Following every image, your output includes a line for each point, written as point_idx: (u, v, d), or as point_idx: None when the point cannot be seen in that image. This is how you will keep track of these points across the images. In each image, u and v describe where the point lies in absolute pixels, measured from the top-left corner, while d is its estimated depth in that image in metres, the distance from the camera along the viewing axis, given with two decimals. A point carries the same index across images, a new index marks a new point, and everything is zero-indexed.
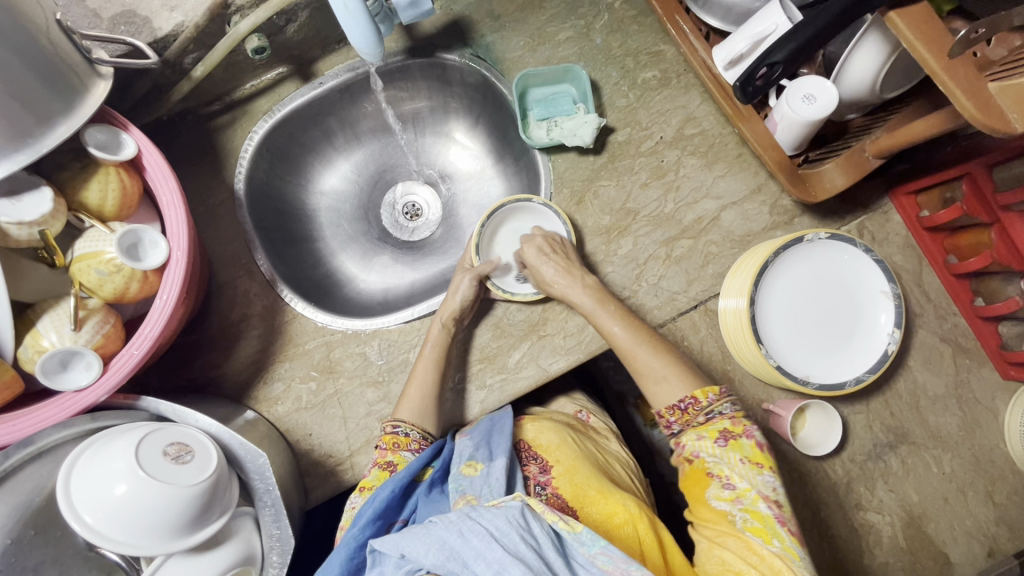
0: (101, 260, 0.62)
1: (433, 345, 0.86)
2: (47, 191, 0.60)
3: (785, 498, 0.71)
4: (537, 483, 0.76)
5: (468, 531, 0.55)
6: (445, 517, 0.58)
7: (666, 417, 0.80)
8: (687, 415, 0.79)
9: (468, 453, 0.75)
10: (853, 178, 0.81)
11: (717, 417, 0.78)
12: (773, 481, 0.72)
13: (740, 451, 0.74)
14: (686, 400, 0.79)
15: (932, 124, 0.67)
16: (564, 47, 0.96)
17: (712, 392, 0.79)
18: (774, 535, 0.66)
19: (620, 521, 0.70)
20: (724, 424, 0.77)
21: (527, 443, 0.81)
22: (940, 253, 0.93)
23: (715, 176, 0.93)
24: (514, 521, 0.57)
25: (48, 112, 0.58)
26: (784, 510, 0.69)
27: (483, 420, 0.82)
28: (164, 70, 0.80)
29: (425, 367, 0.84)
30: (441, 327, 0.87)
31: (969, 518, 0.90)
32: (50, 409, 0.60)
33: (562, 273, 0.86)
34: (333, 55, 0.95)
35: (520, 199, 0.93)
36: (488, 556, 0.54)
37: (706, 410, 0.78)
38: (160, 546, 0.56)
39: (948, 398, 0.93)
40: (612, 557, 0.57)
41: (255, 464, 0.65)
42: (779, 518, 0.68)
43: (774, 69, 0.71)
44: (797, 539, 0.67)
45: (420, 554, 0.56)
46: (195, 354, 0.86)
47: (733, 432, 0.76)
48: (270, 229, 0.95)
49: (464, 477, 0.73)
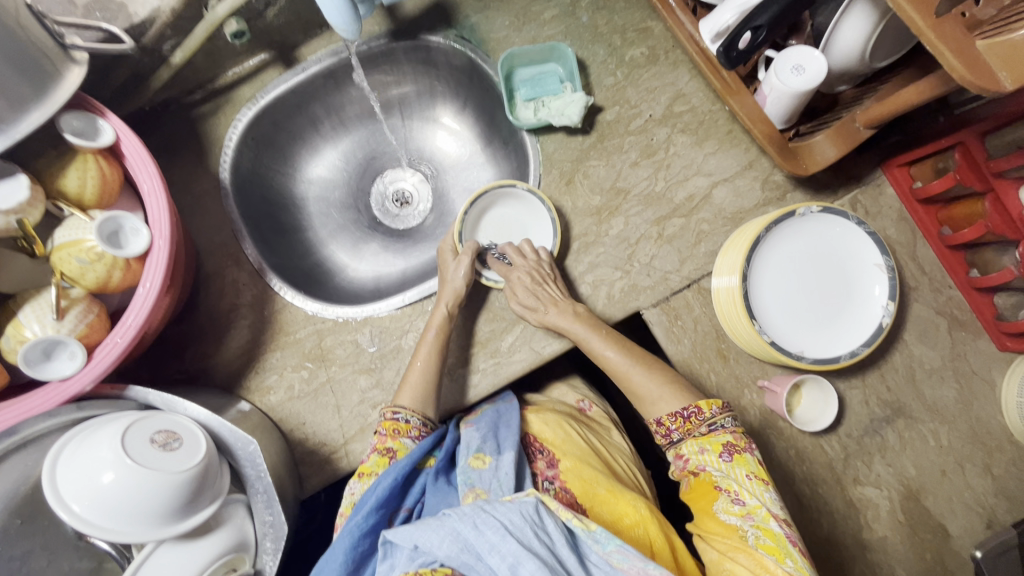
0: (81, 248, 0.61)
1: (434, 331, 0.84)
2: (23, 178, 0.59)
3: (791, 516, 0.71)
4: (545, 479, 0.75)
5: (483, 523, 0.55)
6: (458, 509, 0.58)
7: (666, 425, 0.78)
8: (689, 424, 0.77)
9: (475, 446, 0.75)
10: (844, 150, 0.80)
11: (720, 429, 0.76)
12: (779, 499, 0.72)
13: (746, 467, 0.74)
14: (689, 409, 0.77)
15: (921, 91, 0.66)
16: (550, 26, 0.94)
17: (716, 404, 0.77)
18: (787, 554, 0.66)
19: (631, 522, 0.70)
20: (728, 437, 0.75)
21: (533, 438, 0.80)
22: (934, 225, 0.92)
23: (705, 153, 0.92)
24: (528, 517, 0.57)
25: (21, 98, 0.57)
26: (793, 530, 0.69)
27: (489, 412, 0.83)
28: (142, 57, 0.79)
29: (429, 363, 0.83)
30: (444, 311, 0.85)
31: (967, 490, 0.90)
32: (34, 399, 0.58)
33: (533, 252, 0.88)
34: (316, 40, 0.94)
35: (504, 184, 0.91)
36: (502, 548, 0.53)
37: (709, 421, 0.76)
38: (151, 533, 0.56)
39: (944, 370, 0.92)
40: (627, 556, 0.57)
41: (245, 452, 0.64)
42: (790, 537, 0.67)
43: (757, 34, 0.70)
44: (808, 559, 0.66)
45: (433, 546, 0.56)
46: (185, 344, 0.86)
47: (737, 446, 0.75)
48: (257, 219, 0.94)
49: (473, 470, 0.72)
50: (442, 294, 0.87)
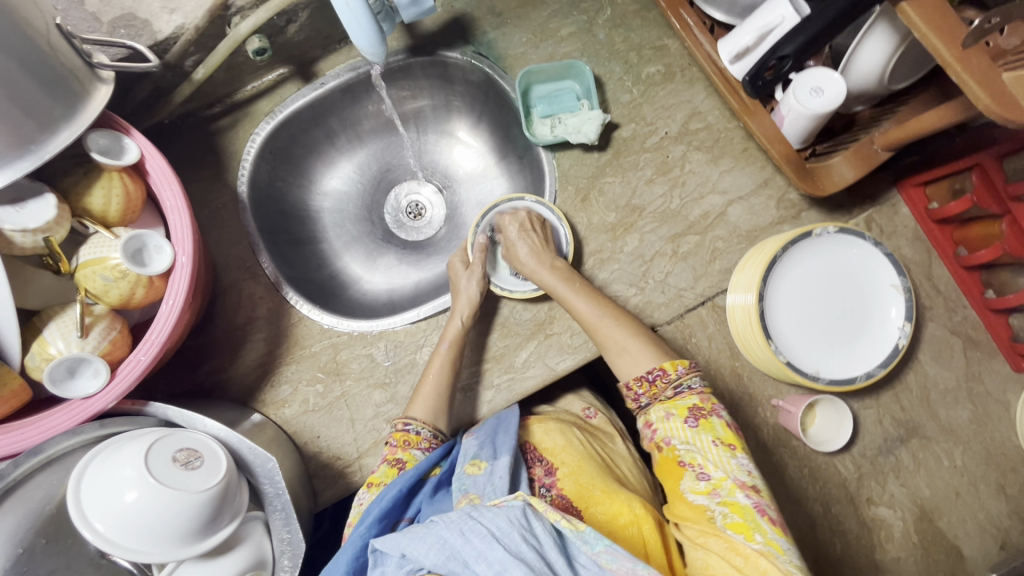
0: (106, 266, 0.61)
1: (448, 345, 0.84)
2: (51, 198, 0.59)
3: (762, 482, 0.69)
4: (542, 485, 0.76)
5: (469, 531, 0.55)
6: (445, 516, 0.58)
7: (634, 389, 0.79)
8: (655, 388, 0.78)
9: (472, 452, 0.75)
10: (863, 172, 0.81)
11: (686, 392, 0.76)
12: (748, 464, 0.71)
13: (712, 432, 0.73)
14: (654, 371, 0.78)
15: (941, 117, 0.67)
16: (566, 43, 0.95)
17: (682, 365, 0.78)
18: (755, 529, 0.64)
19: (625, 522, 0.71)
20: (693, 400, 0.75)
21: (532, 446, 0.81)
22: (950, 245, 0.92)
23: (721, 170, 0.93)
24: (515, 521, 0.57)
25: (50, 119, 0.58)
26: (763, 498, 0.67)
27: (489, 420, 0.81)
28: (165, 73, 0.80)
29: (445, 373, 0.83)
30: (460, 323, 0.86)
31: (981, 511, 0.90)
32: (57, 417, 0.59)
33: (534, 253, 0.87)
34: (334, 55, 0.94)
35: (512, 198, 0.93)
36: (488, 556, 0.54)
37: (675, 383, 0.77)
38: (172, 552, 0.56)
39: (959, 391, 0.92)
40: (616, 556, 0.57)
41: (265, 469, 0.65)
42: (758, 507, 0.66)
43: (783, 62, 0.71)
44: (779, 529, 0.65)
45: (420, 554, 0.56)
46: (201, 357, 0.86)
47: (703, 410, 0.74)
48: (274, 231, 0.95)
49: (467, 476, 0.72)
50: (456, 306, 0.87)
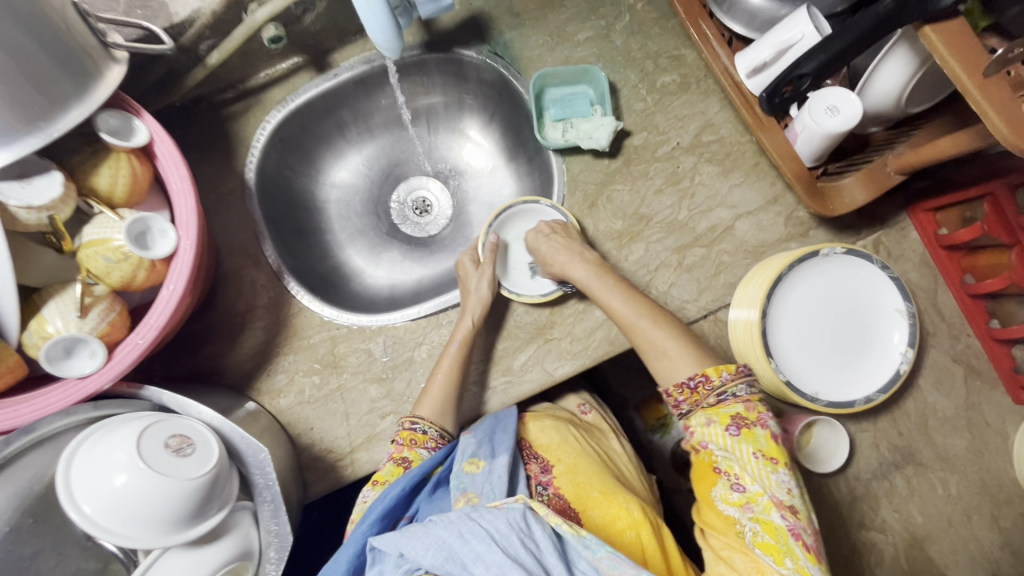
0: (109, 247, 0.61)
1: (458, 344, 0.84)
2: (57, 175, 0.59)
3: (801, 501, 0.68)
4: (539, 483, 0.76)
5: (468, 532, 0.55)
6: (445, 516, 0.57)
7: (675, 396, 0.77)
8: (697, 394, 0.76)
9: (469, 450, 0.74)
10: (873, 194, 0.80)
11: (730, 399, 0.74)
12: (789, 480, 0.69)
13: (754, 443, 0.71)
14: (696, 377, 0.76)
15: (955, 143, 0.67)
16: (583, 47, 0.94)
17: (727, 370, 0.75)
18: (786, 554, 0.64)
19: (623, 526, 0.70)
20: (737, 409, 0.73)
21: (528, 442, 0.80)
22: (957, 272, 0.91)
23: (731, 184, 0.92)
24: (515, 525, 0.56)
25: (61, 95, 0.57)
26: (800, 520, 0.66)
27: (487, 416, 0.81)
28: (179, 56, 0.80)
29: (447, 372, 0.82)
30: (471, 322, 0.85)
31: (973, 541, 0.89)
32: (51, 396, 0.59)
33: (560, 249, 0.86)
34: (350, 47, 0.94)
35: (527, 201, 0.94)
36: (487, 558, 0.53)
37: (718, 390, 0.75)
38: (159, 539, 0.56)
39: (957, 419, 0.91)
40: (618, 563, 0.57)
41: (256, 459, 0.64)
42: (794, 530, 0.65)
43: (801, 82, 0.68)
44: (814, 555, 0.64)
45: (419, 554, 0.55)
46: (199, 343, 0.86)
47: (747, 420, 0.72)
48: (279, 220, 0.94)
49: (465, 475, 0.72)
50: (467, 306, 0.87)
